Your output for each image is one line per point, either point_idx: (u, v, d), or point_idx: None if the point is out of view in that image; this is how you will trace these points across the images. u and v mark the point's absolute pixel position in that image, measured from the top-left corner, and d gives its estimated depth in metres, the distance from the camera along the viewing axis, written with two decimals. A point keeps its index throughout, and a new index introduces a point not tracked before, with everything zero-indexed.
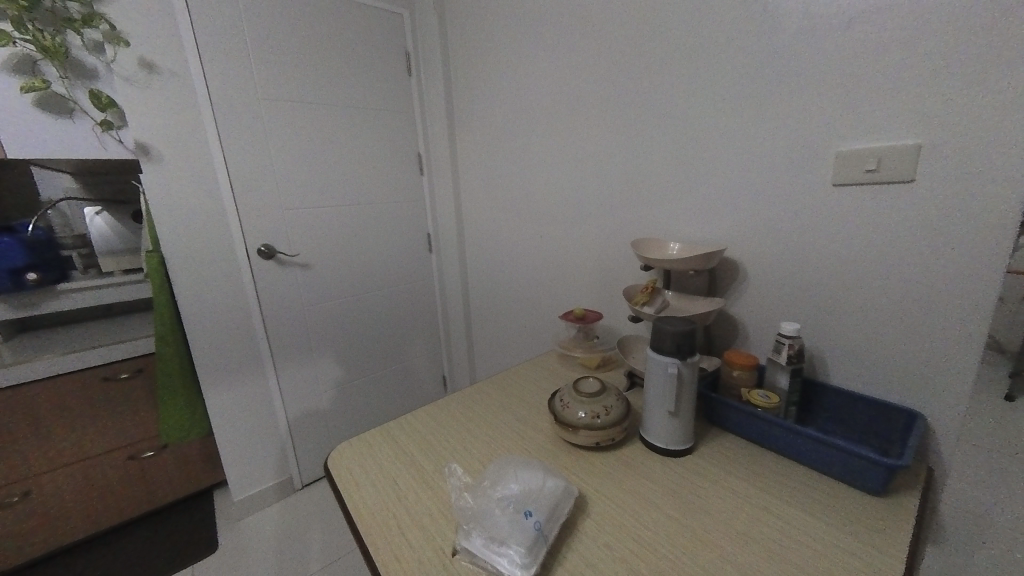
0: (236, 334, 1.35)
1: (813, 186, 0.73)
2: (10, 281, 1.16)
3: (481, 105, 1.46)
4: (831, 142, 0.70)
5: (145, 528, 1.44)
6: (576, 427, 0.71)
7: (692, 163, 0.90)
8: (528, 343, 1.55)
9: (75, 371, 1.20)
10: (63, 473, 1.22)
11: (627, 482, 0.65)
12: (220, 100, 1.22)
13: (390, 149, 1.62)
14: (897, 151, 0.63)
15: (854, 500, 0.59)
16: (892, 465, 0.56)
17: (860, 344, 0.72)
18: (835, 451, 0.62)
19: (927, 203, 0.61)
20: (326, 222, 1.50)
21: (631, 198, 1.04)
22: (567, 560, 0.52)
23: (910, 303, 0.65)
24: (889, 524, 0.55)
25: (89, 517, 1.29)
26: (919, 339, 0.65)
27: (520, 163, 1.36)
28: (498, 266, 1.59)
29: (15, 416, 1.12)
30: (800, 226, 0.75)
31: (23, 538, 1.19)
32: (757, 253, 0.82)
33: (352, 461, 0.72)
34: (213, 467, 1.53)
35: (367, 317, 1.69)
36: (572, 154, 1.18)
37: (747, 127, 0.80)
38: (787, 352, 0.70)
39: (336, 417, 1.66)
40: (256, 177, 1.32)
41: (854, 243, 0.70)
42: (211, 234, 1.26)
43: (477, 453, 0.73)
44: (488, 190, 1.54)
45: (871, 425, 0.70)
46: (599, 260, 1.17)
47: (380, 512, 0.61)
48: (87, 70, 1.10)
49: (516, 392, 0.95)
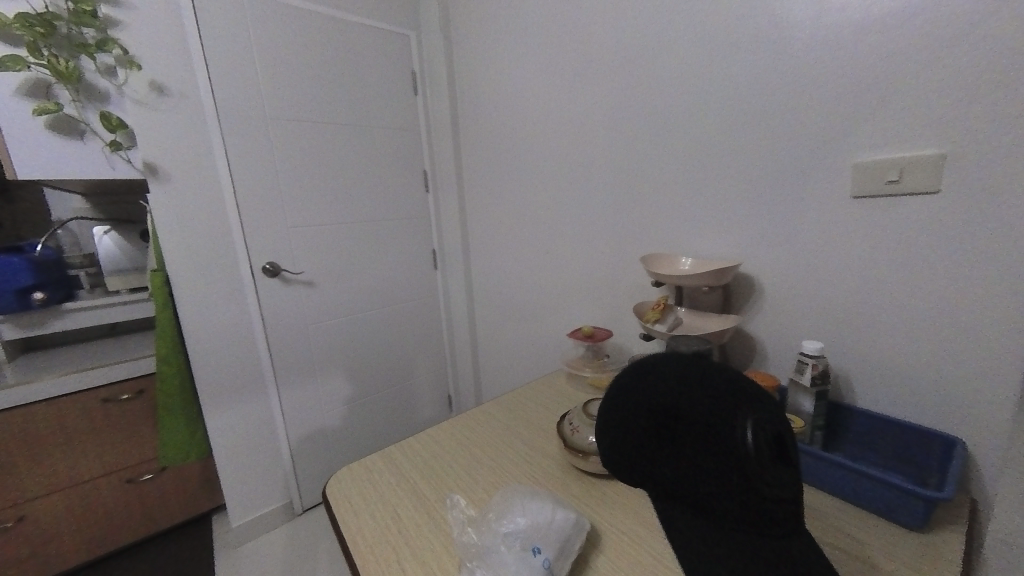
0: (240, 353, 1.33)
1: (832, 197, 0.70)
2: (16, 301, 1.15)
3: (488, 121, 1.47)
4: (848, 154, 0.67)
5: (139, 556, 1.39)
6: (587, 453, 0.67)
7: (704, 175, 0.87)
8: (537, 359, 1.49)
9: (77, 392, 1.18)
10: (59, 498, 1.19)
11: (638, 510, 0.62)
12: (229, 119, 1.23)
13: (396, 166, 1.63)
14: (922, 158, 0.60)
15: (893, 536, 0.54)
16: (934, 498, 0.51)
17: (887, 367, 0.68)
18: (870, 481, 0.57)
19: (952, 212, 0.59)
20: (332, 238, 1.50)
21: (639, 211, 1.02)
22: None
23: (946, 320, 0.61)
24: (930, 562, 0.50)
25: (83, 544, 1.25)
26: (953, 358, 0.61)
27: (526, 178, 1.36)
28: (504, 281, 1.56)
29: (15, 438, 1.10)
30: (821, 238, 0.72)
31: (16, 566, 1.16)
32: (772, 269, 0.79)
33: (352, 488, 0.69)
34: (212, 492, 1.48)
35: (371, 333, 1.66)
36: (578, 167, 1.17)
37: (761, 136, 0.77)
38: (811, 373, 0.66)
39: (339, 437, 1.62)
40: (263, 196, 1.33)
41: (876, 256, 0.66)
42: (217, 251, 1.25)
43: (480, 483, 0.69)
44: (495, 205, 1.53)
45: (906, 452, 0.64)
46: (609, 275, 1.14)
47: (378, 547, 0.57)
48: (99, 93, 1.08)
49: (522, 415, 0.91)
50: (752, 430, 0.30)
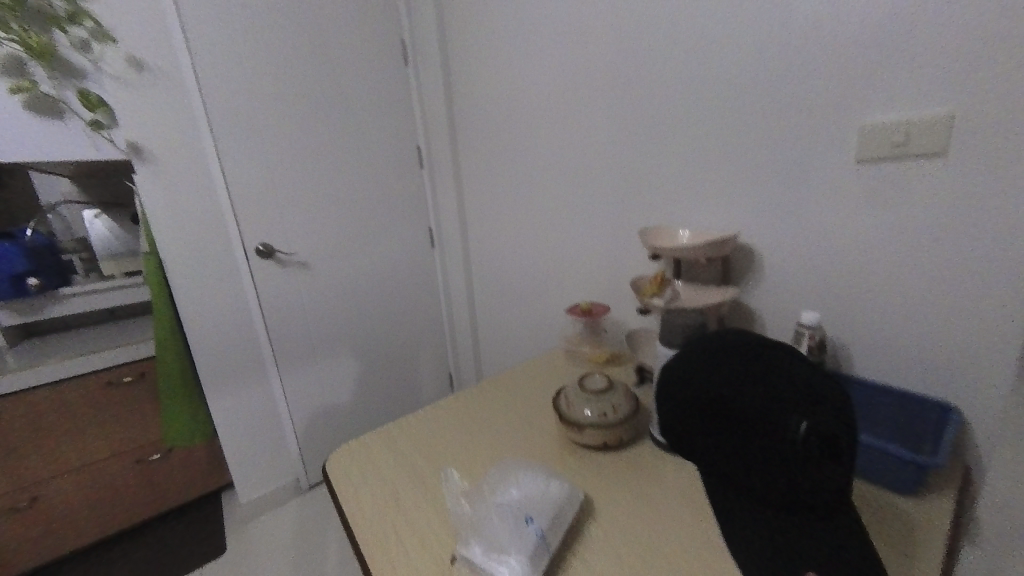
0: (239, 336, 1.35)
1: (834, 163, 0.67)
2: (11, 287, 1.14)
3: (481, 93, 1.42)
4: (852, 117, 0.64)
5: (155, 531, 1.44)
6: (582, 427, 0.68)
7: (704, 146, 0.84)
8: (536, 337, 1.49)
9: (79, 376, 1.20)
10: (71, 478, 1.23)
11: (633, 480, 0.63)
12: (212, 96, 1.20)
13: (389, 142, 1.59)
14: (927, 119, 0.58)
15: (884, 502, 0.55)
16: (924, 463, 0.52)
17: (885, 337, 0.67)
18: (862, 449, 0.57)
19: (956, 176, 0.57)
20: (326, 219, 1.47)
21: (637, 183, 0.99)
22: (571, 567, 0.50)
23: (945, 287, 0.60)
24: (918, 527, 0.51)
25: (98, 521, 1.30)
26: (950, 326, 0.60)
27: (522, 152, 1.32)
28: (502, 259, 1.54)
29: (23, 422, 1.13)
30: (821, 207, 0.70)
31: (35, 542, 1.21)
32: (771, 240, 0.77)
33: (351, 463, 0.70)
34: (219, 472, 1.51)
35: (369, 314, 1.65)
36: (575, 139, 1.13)
37: (763, 99, 0.74)
38: (808, 343, 0.65)
39: (342, 417, 1.64)
40: (253, 176, 1.30)
41: (876, 224, 0.65)
42: (211, 234, 1.26)
43: (475, 457, 0.69)
44: (491, 181, 1.49)
45: (901, 421, 0.64)
46: (607, 251, 1.12)
47: (375, 520, 0.58)
48: (76, 70, 1.05)
49: (519, 391, 0.91)
50: (804, 423, 0.46)
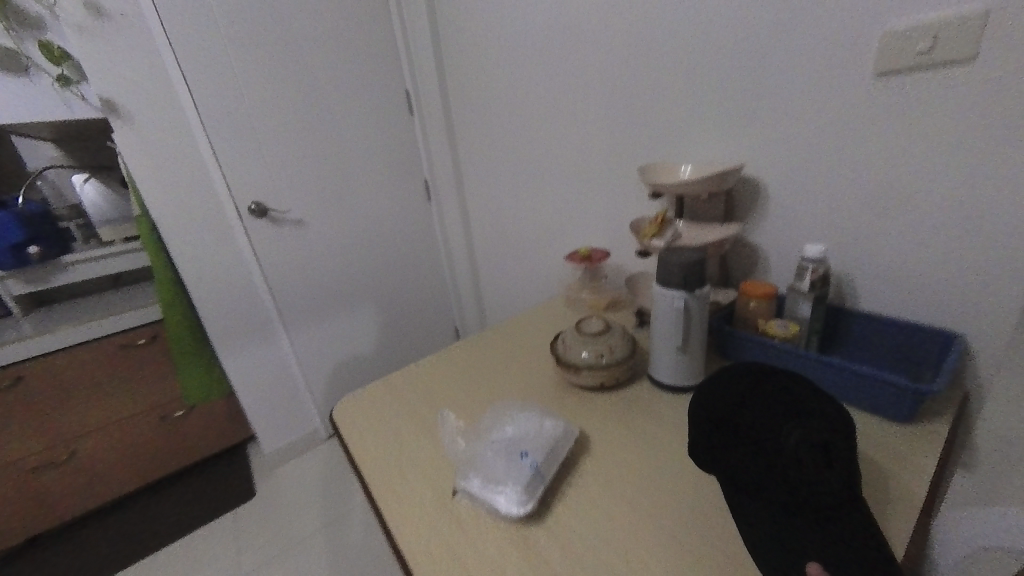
0: (243, 296, 1.36)
1: (850, 79, 0.61)
2: (13, 256, 1.15)
3: (469, 26, 1.30)
4: (874, 22, 0.57)
5: (189, 480, 1.55)
6: (579, 368, 0.68)
7: (708, 69, 0.77)
8: (538, 287, 1.48)
9: (94, 340, 1.24)
10: (102, 435, 1.31)
11: (628, 418, 0.64)
12: (181, 43, 1.12)
13: (374, 88, 1.49)
14: (958, 18, 0.51)
15: (878, 429, 0.55)
16: (922, 389, 0.52)
17: (892, 268, 0.64)
18: (860, 380, 0.57)
19: (985, 84, 0.51)
20: (316, 174, 1.43)
21: (637, 117, 0.93)
22: (566, 497, 0.52)
23: (961, 211, 0.56)
24: (909, 452, 0.51)
25: (134, 472, 1.40)
26: (963, 252, 0.57)
27: (515, 91, 1.23)
28: (500, 209, 1.49)
29: (49, 385, 1.19)
30: (832, 132, 0.65)
31: (80, 491, 1.32)
32: (778, 170, 0.72)
33: (356, 410, 0.72)
34: (241, 426, 1.59)
35: (370, 271, 1.65)
36: (571, 71, 1.04)
37: (775, 8, 0.66)
38: (811, 277, 0.63)
39: (352, 372, 1.69)
40: (236, 131, 1.25)
41: (892, 145, 0.60)
42: (201, 194, 1.24)
43: (474, 401, 0.71)
44: (484, 126, 1.41)
45: (903, 352, 0.63)
46: (606, 193, 1.07)
47: (380, 460, 0.61)
48: (33, 20, 1.03)
49: (518, 338, 0.91)
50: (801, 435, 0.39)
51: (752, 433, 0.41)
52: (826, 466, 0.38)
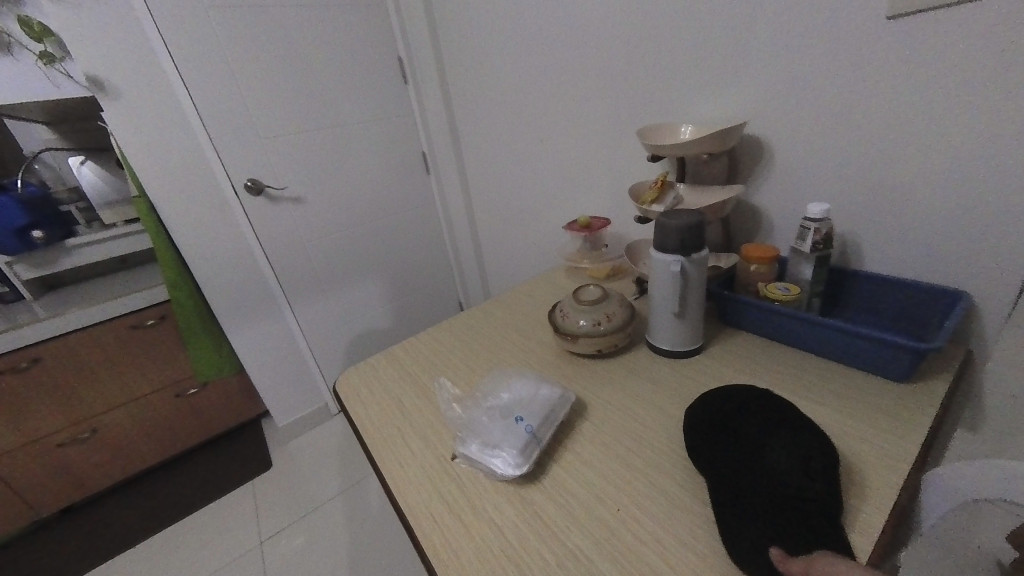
0: (245, 275, 1.37)
1: (859, 20, 0.57)
2: (18, 240, 1.17)
3: None
4: None
5: (209, 453, 1.62)
6: (576, 336, 0.68)
7: (708, 18, 0.73)
8: (539, 259, 1.47)
9: (104, 321, 1.26)
10: (121, 411, 1.36)
11: (625, 384, 0.64)
12: (160, 13, 1.09)
13: (365, 56, 1.44)
14: None
15: (877, 389, 0.55)
16: (925, 350, 0.50)
17: (898, 226, 0.61)
18: (863, 341, 0.56)
19: (1004, 20, 0.47)
20: (311, 149, 1.41)
21: (634, 75, 0.89)
22: (561, 459, 0.53)
23: (972, 162, 0.53)
24: (906, 412, 0.51)
25: (155, 446, 1.46)
26: (973, 207, 0.54)
27: (509, 52, 1.18)
28: (499, 180, 1.46)
29: (66, 365, 1.23)
30: (838, 81, 0.61)
31: (106, 464, 1.38)
32: (782, 126, 0.69)
33: (358, 381, 0.74)
34: (253, 400, 1.65)
35: (370, 247, 1.65)
36: (566, 28, 0.99)
37: None
38: (813, 238, 0.61)
39: (357, 347, 1.71)
40: (225, 106, 1.22)
41: (901, 93, 0.56)
42: (196, 172, 1.23)
43: (473, 370, 0.72)
44: (479, 92, 1.36)
45: (908, 311, 0.62)
46: (605, 158, 1.04)
47: (382, 428, 0.62)
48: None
49: (518, 308, 0.91)
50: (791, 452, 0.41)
51: (742, 436, 0.45)
52: (804, 475, 0.40)
